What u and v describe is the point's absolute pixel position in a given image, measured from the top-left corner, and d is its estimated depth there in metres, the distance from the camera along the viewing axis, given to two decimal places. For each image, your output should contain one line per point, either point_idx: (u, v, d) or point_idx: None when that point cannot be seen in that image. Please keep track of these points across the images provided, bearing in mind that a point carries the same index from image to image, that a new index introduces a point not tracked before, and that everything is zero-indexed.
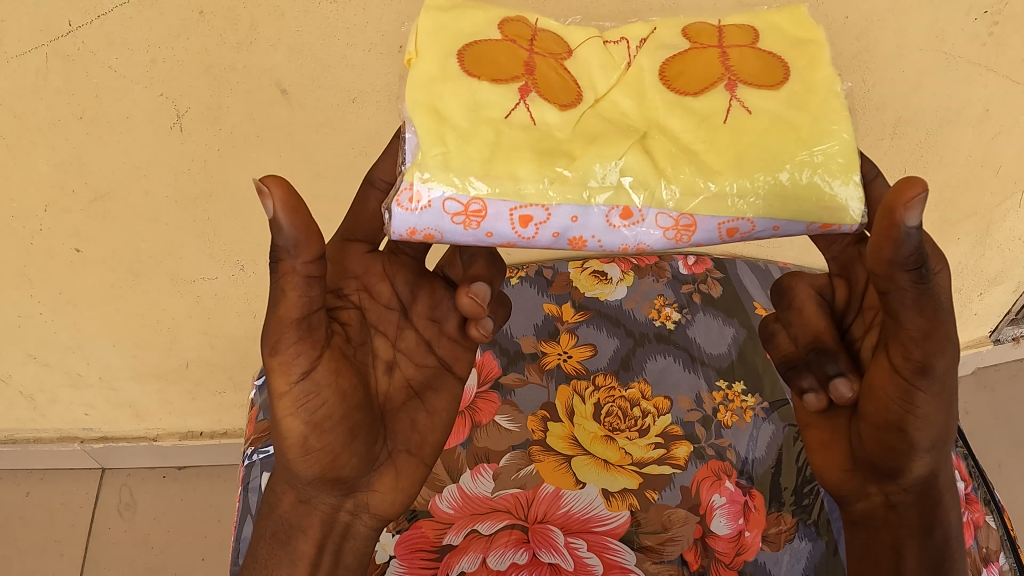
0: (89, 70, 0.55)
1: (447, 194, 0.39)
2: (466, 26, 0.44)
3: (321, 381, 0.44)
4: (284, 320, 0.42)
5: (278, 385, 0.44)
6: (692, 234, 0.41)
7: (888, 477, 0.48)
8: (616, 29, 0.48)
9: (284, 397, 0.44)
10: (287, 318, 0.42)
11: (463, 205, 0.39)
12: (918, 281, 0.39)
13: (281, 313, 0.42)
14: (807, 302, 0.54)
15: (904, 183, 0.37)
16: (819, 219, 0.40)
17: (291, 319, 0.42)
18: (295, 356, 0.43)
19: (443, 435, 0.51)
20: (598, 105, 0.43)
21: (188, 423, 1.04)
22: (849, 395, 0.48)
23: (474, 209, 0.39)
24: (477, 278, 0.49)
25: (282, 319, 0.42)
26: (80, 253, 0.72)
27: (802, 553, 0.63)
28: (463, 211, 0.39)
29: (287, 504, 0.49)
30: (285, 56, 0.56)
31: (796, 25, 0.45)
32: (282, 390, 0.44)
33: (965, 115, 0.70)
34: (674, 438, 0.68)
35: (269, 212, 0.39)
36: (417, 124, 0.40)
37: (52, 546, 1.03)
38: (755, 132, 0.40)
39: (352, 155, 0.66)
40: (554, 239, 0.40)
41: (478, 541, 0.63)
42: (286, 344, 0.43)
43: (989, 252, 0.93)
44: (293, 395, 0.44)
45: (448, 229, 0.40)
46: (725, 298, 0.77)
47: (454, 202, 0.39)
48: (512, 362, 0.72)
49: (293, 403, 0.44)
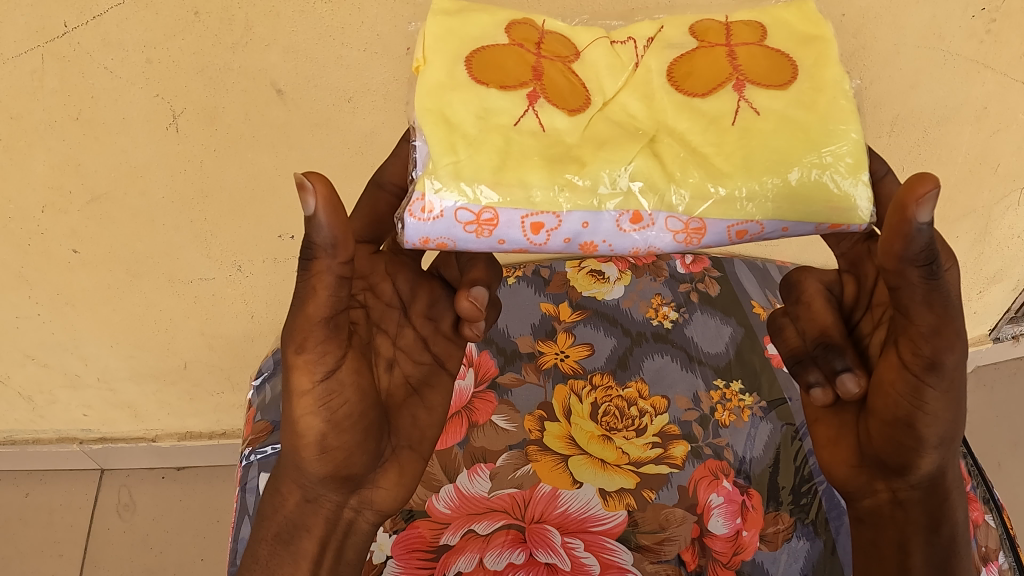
0: (84, 70, 0.55)
1: (458, 204, 0.39)
2: (473, 29, 0.44)
3: (344, 380, 0.45)
4: (311, 319, 0.43)
5: (299, 383, 0.44)
6: (701, 237, 0.41)
7: (895, 474, 0.48)
8: (623, 27, 0.47)
9: (305, 396, 0.44)
10: (315, 318, 0.43)
11: (475, 214, 0.39)
12: (930, 277, 0.39)
13: (309, 312, 0.42)
14: (815, 297, 0.54)
15: (916, 178, 0.36)
16: (827, 219, 0.40)
17: (319, 318, 0.43)
18: (321, 355, 0.44)
19: (439, 429, 0.52)
20: (606, 108, 0.43)
21: (187, 423, 1.04)
22: (855, 391, 0.48)
23: (486, 218, 0.39)
24: (477, 282, 0.49)
25: (310, 317, 0.43)
26: (78, 254, 0.72)
27: (800, 552, 0.63)
28: (475, 220, 0.39)
29: (290, 504, 0.48)
30: (280, 57, 0.56)
31: (804, 21, 0.45)
32: (304, 389, 0.44)
33: (964, 112, 0.69)
34: (672, 437, 0.68)
35: (310, 210, 0.39)
36: (427, 134, 0.40)
37: (52, 546, 1.04)
38: (764, 133, 0.40)
39: (348, 155, 0.66)
40: (565, 244, 0.41)
41: (474, 541, 0.63)
42: (313, 343, 0.43)
43: (989, 249, 0.93)
44: (315, 394, 0.44)
45: (460, 236, 0.40)
46: (722, 297, 0.77)
47: (466, 211, 0.39)
48: (508, 362, 0.72)
49: (315, 402, 0.44)
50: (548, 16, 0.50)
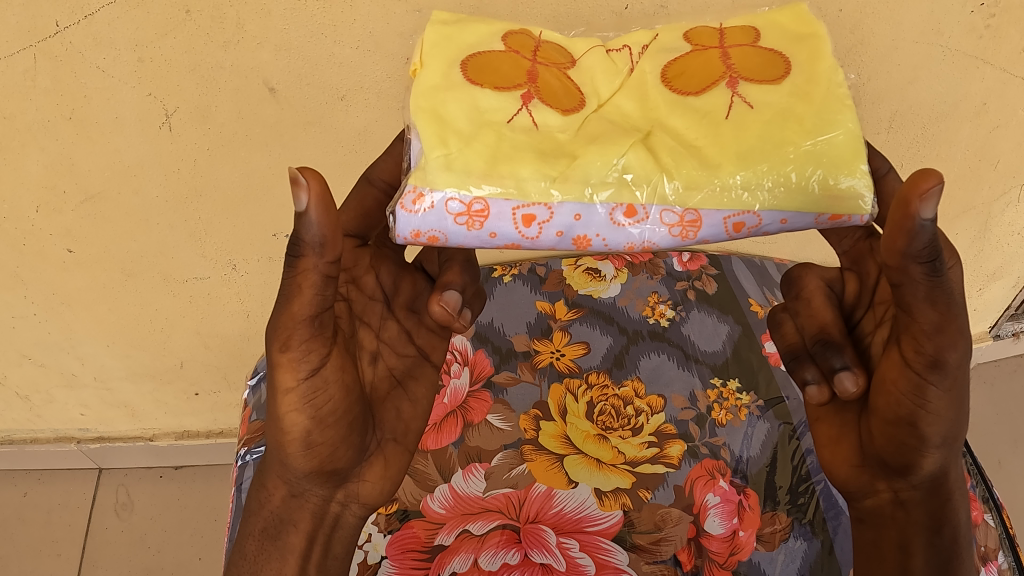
0: (75, 69, 0.54)
1: (448, 194, 0.38)
2: (470, 37, 0.44)
3: (329, 377, 0.45)
4: (296, 317, 0.42)
5: (284, 381, 0.44)
6: (697, 230, 0.40)
7: (897, 474, 0.48)
8: (618, 37, 0.47)
9: (289, 393, 0.44)
10: (299, 316, 0.42)
11: (466, 205, 0.39)
12: (932, 274, 0.39)
13: (293, 310, 0.42)
14: (816, 294, 0.54)
15: (920, 174, 0.36)
16: (827, 210, 0.39)
17: (303, 316, 0.42)
18: (305, 353, 0.43)
19: (425, 421, 0.52)
20: (601, 109, 0.43)
21: (184, 423, 1.04)
22: (853, 390, 0.47)
23: (476, 209, 0.39)
24: (449, 285, 0.48)
25: (294, 315, 0.42)
26: (72, 253, 0.72)
27: (797, 553, 0.63)
28: (465, 211, 0.39)
29: (276, 499, 0.48)
30: (272, 55, 0.56)
31: (796, 22, 0.45)
32: (288, 386, 0.44)
33: (962, 108, 0.69)
34: (668, 437, 0.68)
35: (302, 206, 0.38)
36: (420, 131, 0.39)
37: (50, 546, 1.04)
38: (759, 126, 0.40)
39: (342, 153, 0.65)
40: (557, 238, 0.40)
41: (470, 541, 0.62)
42: (297, 341, 0.43)
43: (988, 246, 0.92)
44: (299, 391, 0.44)
45: (452, 230, 0.39)
46: (720, 295, 0.77)
47: (457, 202, 0.39)
48: (504, 360, 0.72)
49: (298, 399, 0.44)
50: (546, 27, 0.50)
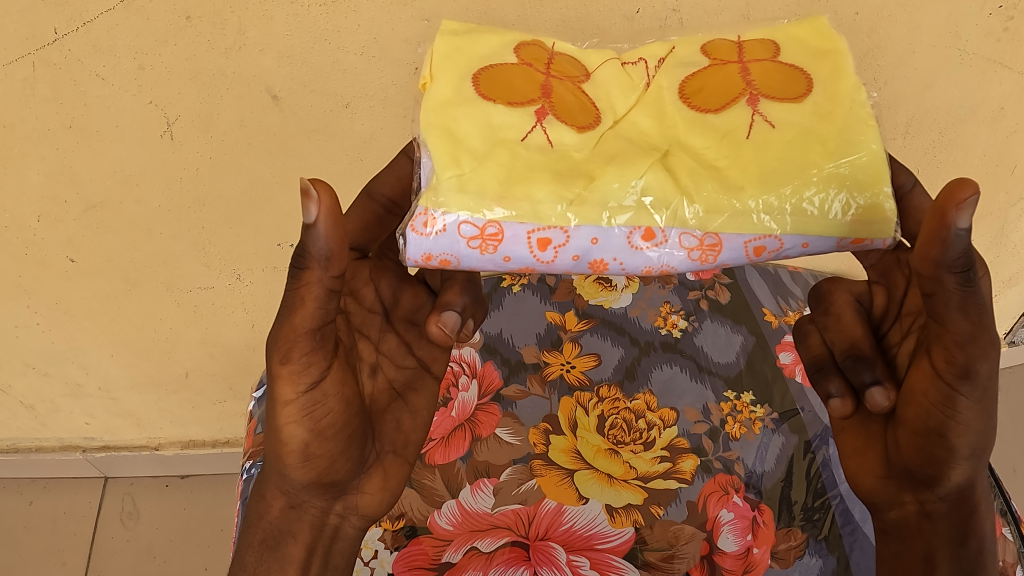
0: (75, 77, 0.54)
1: (461, 218, 0.37)
2: (482, 48, 0.43)
3: (329, 391, 0.44)
4: (297, 330, 0.41)
5: (283, 393, 0.43)
6: (717, 255, 0.39)
7: (923, 485, 0.46)
8: (633, 48, 0.46)
9: (289, 405, 0.43)
10: (301, 328, 0.41)
11: (479, 229, 0.37)
12: (966, 284, 0.37)
13: (295, 322, 0.41)
14: (845, 309, 0.53)
15: (956, 183, 0.35)
16: (851, 232, 0.38)
17: (305, 329, 0.41)
18: (305, 366, 0.42)
19: (426, 433, 0.51)
20: (617, 126, 0.42)
21: (189, 431, 1.04)
22: (885, 404, 0.45)
23: (490, 232, 0.37)
24: (449, 305, 0.47)
25: (296, 328, 0.41)
26: (75, 262, 0.71)
27: (813, 570, 0.61)
28: (479, 234, 0.38)
29: (275, 510, 0.47)
30: (275, 61, 0.55)
31: (817, 36, 0.43)
32: (287, 398, 0.43)
33: (979, 113, 0.67)
34: (681, 451, 0.66)
35: (311, 218, 0.37)
36: (431, 149, 0.38)
37: (55, 555, 1.03)
38: (780, 147, 0.39)
39: (347, 161, 0.64)
40: (573, 262, 0.39)
41: (478, 558, 0.61)
42: (298, 354, 0.42)
43: (1005, 251, 0.90)
44: (299, 404, 0.43)
45: (464, 253, 0.38)
46: (733, 305, 0.76)
47: (470, 226, 0.37)
48: (513, 372, 0.71)
49: (298, 412, 0.43)
50: (557, 36, 0.48)
